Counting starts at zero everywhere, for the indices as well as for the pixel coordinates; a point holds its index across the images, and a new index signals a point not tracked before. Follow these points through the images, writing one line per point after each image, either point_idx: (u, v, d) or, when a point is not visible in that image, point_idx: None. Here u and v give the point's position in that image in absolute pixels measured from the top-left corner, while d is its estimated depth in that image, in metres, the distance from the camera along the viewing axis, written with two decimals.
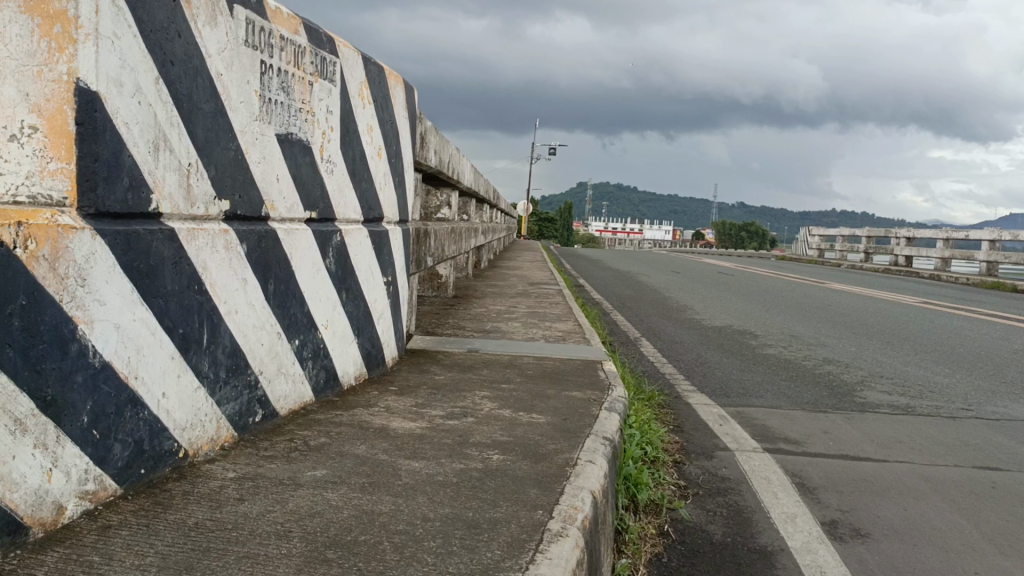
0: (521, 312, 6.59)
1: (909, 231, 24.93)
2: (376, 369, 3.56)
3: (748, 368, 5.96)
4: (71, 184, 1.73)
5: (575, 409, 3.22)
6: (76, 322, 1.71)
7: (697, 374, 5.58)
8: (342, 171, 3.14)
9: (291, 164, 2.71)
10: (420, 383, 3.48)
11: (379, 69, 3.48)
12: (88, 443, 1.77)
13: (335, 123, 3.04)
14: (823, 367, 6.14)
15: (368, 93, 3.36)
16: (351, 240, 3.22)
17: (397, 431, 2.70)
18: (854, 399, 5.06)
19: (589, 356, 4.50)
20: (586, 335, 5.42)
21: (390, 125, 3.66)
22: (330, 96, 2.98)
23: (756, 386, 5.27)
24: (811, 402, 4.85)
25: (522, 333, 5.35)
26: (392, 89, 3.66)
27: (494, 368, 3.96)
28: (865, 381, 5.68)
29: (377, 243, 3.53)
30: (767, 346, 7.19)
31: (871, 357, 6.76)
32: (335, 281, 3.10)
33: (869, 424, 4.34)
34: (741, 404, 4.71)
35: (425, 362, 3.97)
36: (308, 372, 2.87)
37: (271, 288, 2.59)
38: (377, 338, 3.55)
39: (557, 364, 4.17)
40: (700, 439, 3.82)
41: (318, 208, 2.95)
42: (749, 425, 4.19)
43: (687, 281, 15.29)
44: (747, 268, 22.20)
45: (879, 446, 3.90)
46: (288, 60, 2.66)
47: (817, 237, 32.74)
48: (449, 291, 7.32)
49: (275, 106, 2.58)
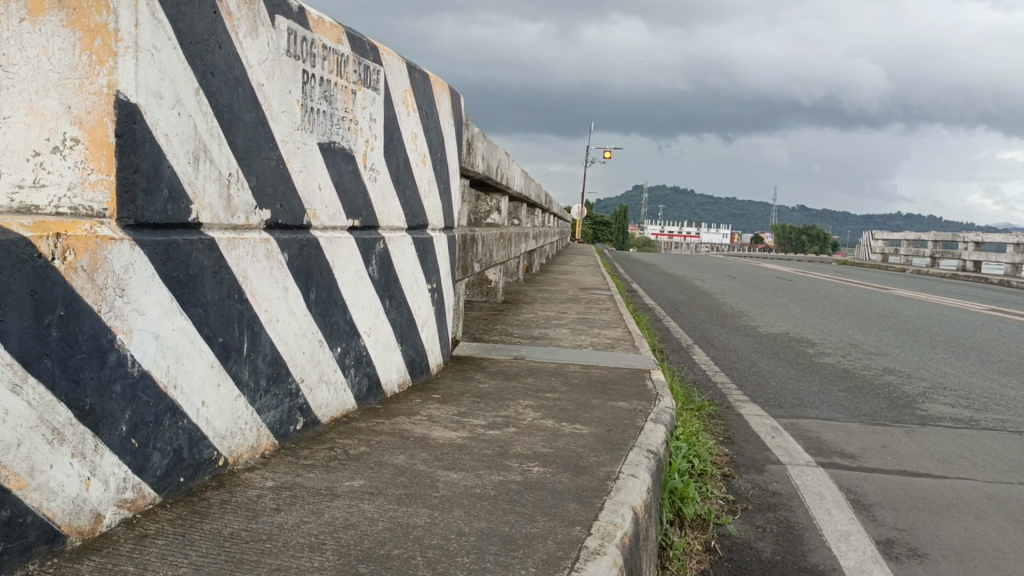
0: (571, 318, 6.54)
1: (977, 235, 24.09)
2: (421, 377, 3.55)
3: (804, 378, 5.80)
4: (110, 196, 1.75)
5: (620, 421, 3.16)
6: (115, 331, 1.73)
7: (750, 383, 5.45)
8: (386, 179, 3.15)
9: (334, 172, 2.73)
10: (464, 391, 3.46)
11: (424, 76, 3.48)
12: (127, 451, 1.79)
13: (378, 130, 3.05)
14: (882, 378, 5.94)
15: (412, 101, 3.37)
16: (395, 248, 3.22)
17: (437, 440, 2.68)
18: (915, 411, 4.87)
19: (638, 365, 4.42)
20: (636, 342, 5.35)
21: (436, 132, 3.66)
22: (374, 104, 2.99)
23: (811, 397, 5.11)
24: (869, 414, 4.69)
25: (570, 340, 5.30)
26: (437, 96, 3.66)
27: (539, 377, 3.92)
28: (926, 393, 5.47)
29: (422, 250, 3.53)
30: (825, 355, 6.99)
31: (934, 368, 6.51)
32: (378, 288, 3.10)
33: (930, 438, 4.17)
34: (795, 415, 4.58)
35: (471, 369, 3.95)
36: (350, 380, 2.88)
37: (313, 296, 2.61)
38: (421, 345, 3.54)
39: (604, 373, 4.11)
40: (750, 451, 3.72)
41: (362, 216, 2.96)
42: (802, 437, 4.06)
43: (743, 287, 15.01)
44: (806, 274, 21.71)
45: (940, 462, 3.74)
46: (331, 69, 2.67)
47: (880, 241, 31.88)
48: (499, 296, 7.30)
49: (317, 115, 2.59)
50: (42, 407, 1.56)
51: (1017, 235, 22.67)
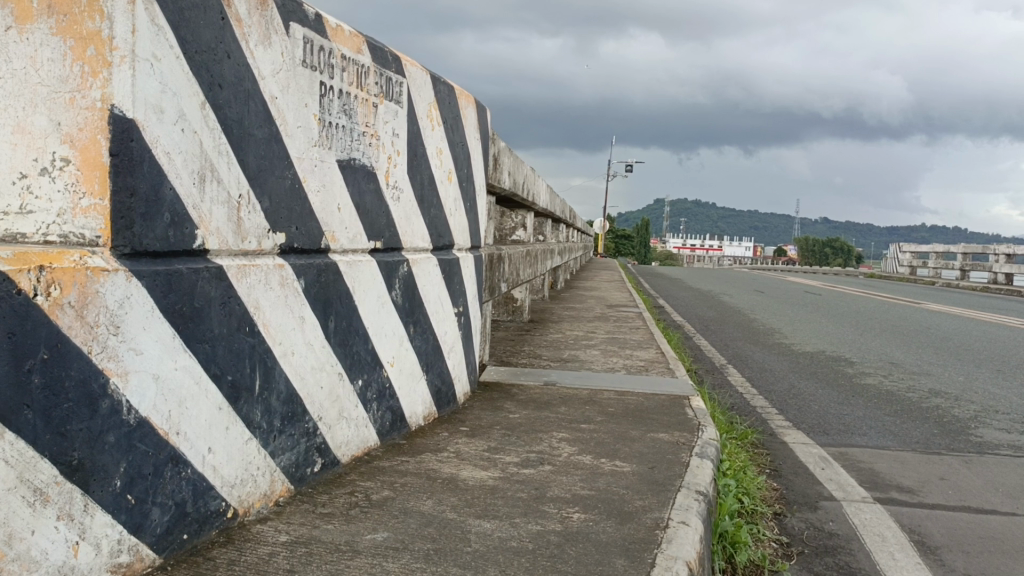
0: (600, 338, 6.30)
1: (1009, 247, 23.55)
2: (447, 407, 3.34)
3: (846, 401, 5.51)
4: (105, 222, 1.55)
5: (663, 456, 2.93)
6: (109, 375, 1.54)
7: (790, 407, 5.15)
8: (410, 198, 2.95)
9: (355, 192, 2.53)
10: (494, 423, 3.24)
11: (449, 89, 3.29)
12: (122, 509, 1.60)
13: (402, 147, 2.86)
14: (928, 400, 5.61)
15: (437, 115, 3.18)
16: (419, 271, 3.02)
17: (467, 482, 2.47)
18: (969, 437, 4.56)
19: (675, 390, 4.18)
20: (670, 364, 5.09)
21: (462, 148, 3.47)
22: (397, 118, 2.81)
23: (856, 421, 4.81)
24: (920, 441, 4.38)
25: (602, 363, 5.05)
26: (462, 109, 3.47)
27: (572, 405, 3.69)
28: (978, 417, 5.14)
29: (448, 272, 3.33)
30: (865, 375, 6.66)
31: (981, 389, 6.16)
32: (402, 314, 2.90)
33: (990, 468, 3.87)
34: (842, 442, 4.30)
35: (500, 397, 3.73)
36: (372, 414, 2.68)
37: (332, 325, 2.41)
38: (447, 373, 3.33)
39: (640, 401, 3.86)
40: (800, 485, 3.45)
41: (385, 237, 2.76)
42: (853, 469, 3.77)
43: (772, 302, 14.66)
44: (834, 288, 21.27)
45: (1006, 496, 3.45)
46: (351, 80, 2.48)
47: (908, 254, 31.29)
48: (525, 315, 7.08)
49: (336, 130, 2.40)
50: (21, 466, 1.38)
51: None
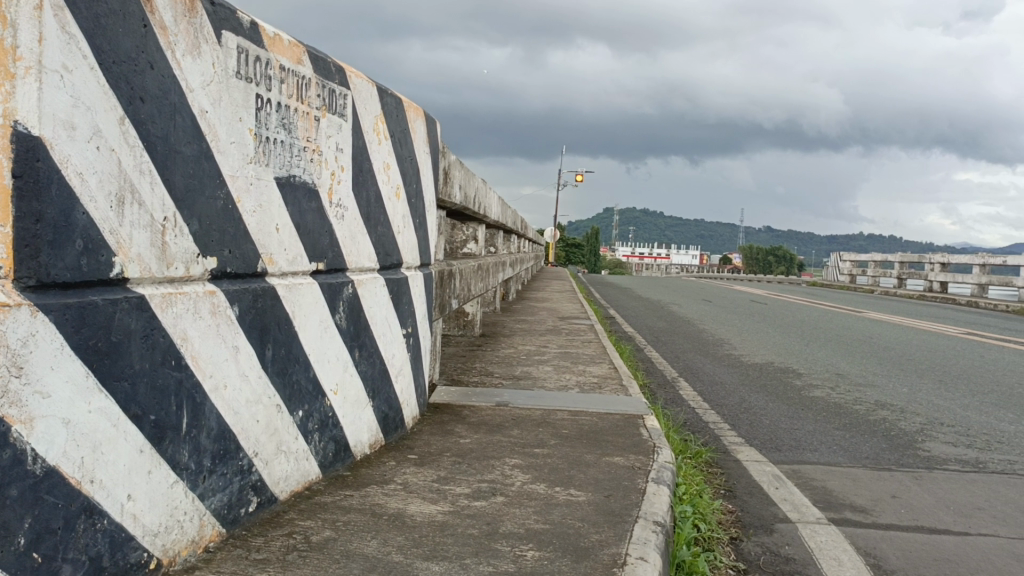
0: (552, 353, 6.20)
1: (945, 256, 24.19)
2: (395, 434, 3.20)
3: (796, 414, 5.49)
4: (6, 251, 1.39)
5: (619, 483, 2.82)
6: (11, 422, 1.39)
7: (742, 422, 5.10)
8: (355, 215, 2.81)
9: (295, 211, 2.38)
10: (444, 449, 3.11)
11: (397, 101, 3.15)
12: (26, 570, 1.45)
13: (346, 162, 2.72)
14: (876, 413, 5.61)
15: (384, 128, 3.04)
16: (365, 292, 2.88)
17: (415, 518, 2.33)
18: (918, 451, 4.55)
19: (630, 409, 4.08)
20: (623, 381, 5.01)
21: (410, 162, 3.33)
22: (341, 132, 2.66)
23: (808, 436, 4.78)
24: (871, 456, 4.36)
25: (554, 380, 4.94)
26: (411, 122, 3.33)
27: (525, 428, 3.57)
28: (925, 429, 5.14)
29: (396, 293, 3.19)
30: (813, 387, 6.67)
31: (927, 400, 6.20)
32: (346, 339, 2.76)
33: (941, 485, 3.84)
34: (795, 459, 4.25)
35: (450, 421, 3.60)
36: (313, 446, 2.53)
37: (269, 354, 2.26)
38: (395, 398, 3.19)
39: (594, 421, 3.76)
40: (755, 507, 3.38)
41: (328, 258, 2.61)
42: (807, 488, 3.71)
43: (720, 311, 14.75)
44: (779, 297, 21.55)
45: (958, 514, 3.41)
46: (290, 92, 2.34)
47: (850, 263, 31.96)
48: (476, 330, 6.95)
49: (274, 145, 2.25)
50: None
51: (985, 254, 22.69)
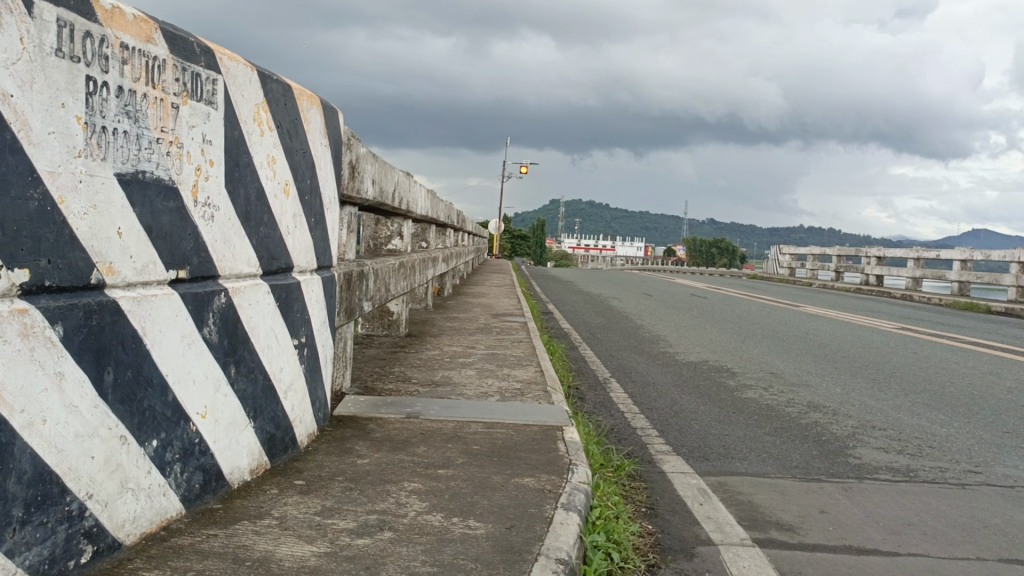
0: (479, 355, 5.94)
1: (880, 251, 24.63)
2: (284, 455, 2.90)
3: (728, 418, 5.32)
4: None
5: (524, 511, 2.58)
6: None
7: (671, 428, 4.91)
8: (229, 216, 2.50)
9: (145, 212, 2.08)
10: (337, 473, 2.83)
11: (284, 88, 2.85)
12: None
13: (216, 156, 2.41)
14: (807, 416, 5.48)
15: (267, 117, 2.73)
16: (243, 301, 2.57)
17: (283, 563, 2.05)
18: (848, 458, 4.41)
19: (549, 420, 3.85)
20: (548, 386, 4.78)
21: (302, 156, 3.03)
22: (209, 122, 2.36)
23: (737, 443, 4.61)
24: (801, 465, 4.19)
25: (474, 386, 4.68)
26: (302, 111, 3.03)
27: (433, 444, 3.30)
28: (856, 433, 5.03)
29: (284, 300, 2.88)
30: (747, 388, 6.54)
31: (858, 401, 6.11)
32: (219, 354, 2.45)
33: (870, 496, 3.70)
34: (723, 469, 4.06)
35: (352, 437, 3.31)
36: (174, 480, 2.24)
37: (110, 378, 1.96)
38: (284, 417, 2.89)
39: (508, 435, 3.50)
40: (676, 528, 3.16)
41: (193, 265, 2.30)
42: (733, 504, 3.51)
43: (659, 306, 14.65)
44: (719, 290, 21.63)
45: (887, 530, 3.26)
46: (138, 75, 2.02)
47: (789, 256, 32.41)
48: (402, 330, 6.64)
49: (113, 136, 1.94)
50: None
51: (918, 248, 23.13)
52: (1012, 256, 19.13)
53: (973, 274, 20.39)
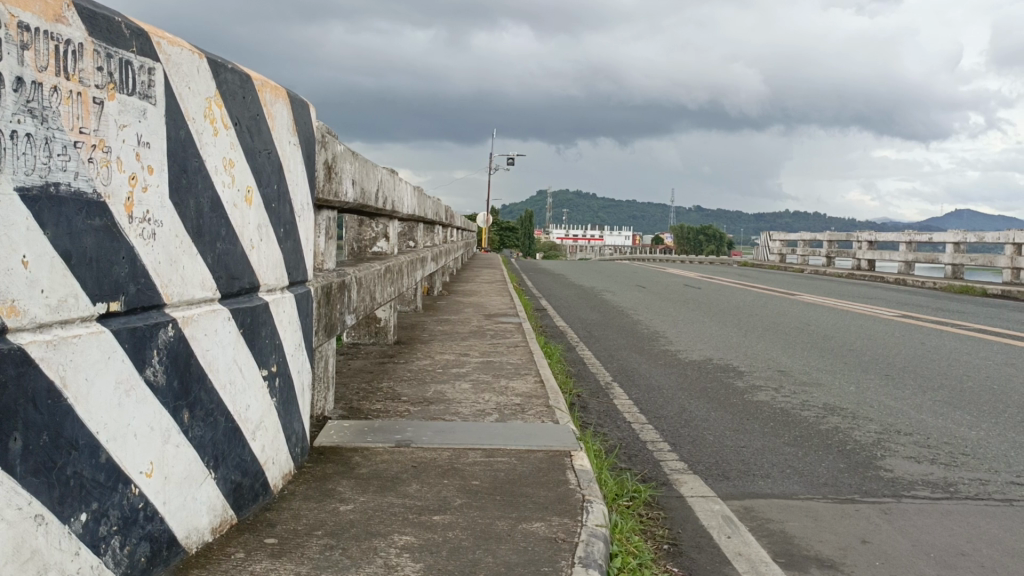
0: (474, 363, 5.54)
1: (872, 235, 24.35)
2: (254, 505, 2.51)
3: (742, 426, 4.94)
4: None
5: (537, 571, 2.19)
6: None
7: (684, 441, 4.53)
8: (176, 231, 2.09)
9: (62, 233, 1.67)
10: (316, 526, 2.43)
11: (241, 79, 2.43)
12: None
13: (157, 162, 2.00)
14: (825, 421, 5.11)
15: (222, 113, 2.32)
16: (197, 332, 2.17)
17: None
18: (879, 472, 4.03)
19: (554, 444, 3.46)
20: (550, 400, 4.39)
21: (266, 157, 2.62)
22: (145, 120, 1.95)
23: (757, 457, 4.22)
24: (830, 483, 3.82)
25: (469, 403, 4.27)
26: (266, 104, 2.62)
27: (428, 480, 2.91)
28: (881, 441, 4.65)
29: (249, 326, 2.48)
30: (758, 390, 6.15)
31: (877, 402, 5.74)
32: (168, 397, 2.06)
33: (913, 520, 3.33)
34: (747, 489, 3.68)
35: (335, 475, 2.92)
36: (110, 557, 1.85)
37: (18, 445, 1.57)
38: (252, 462, 2.49)
39: (511, 466, 3.11)
40: (704, 568, 2.79)
41: (131, 294, 1.90)
42: (763, 534, 3.14)
43: (654, 299, 14.28)
44: (712, 279, 21.23)
45: (942, 563, 2.89)
46: (46, 63, 1.62)
47: (779, 242, 32.13)
48: (390, 337, 6.24)
49: (11, 140, 1.53)
50: None
51: (910, 231, 22.85)
52: (1006, 238, 18.87)
53: (967, 257, 20.10)
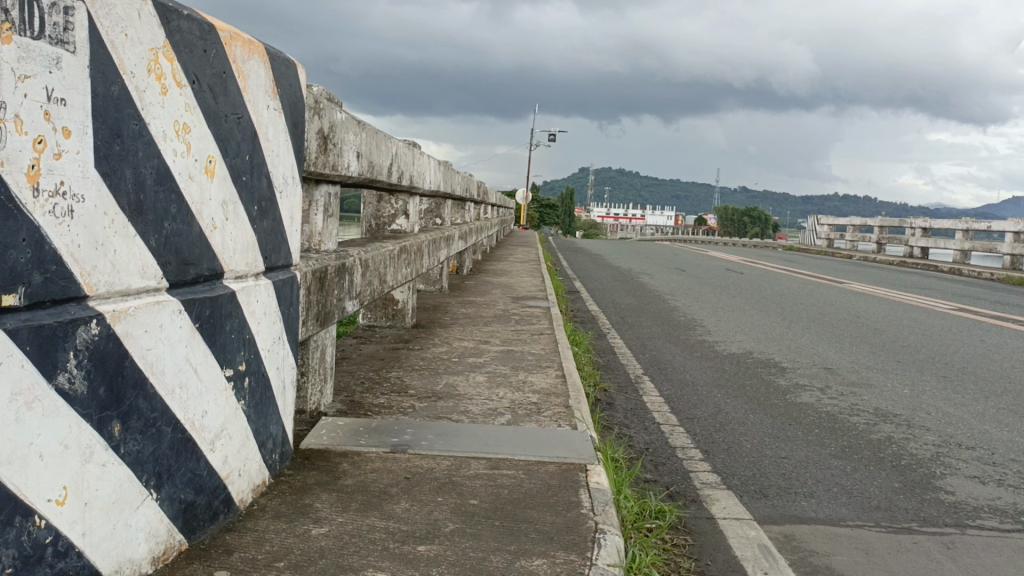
0: (494, 352, 5.17)
1: (926, 222, 23.41)
2: (212, 527, 2.17)
3: (783, 432, 4.50)
4: None
5: None
6: None
7: (718, 449, 4.11)
8: (105, 207, 1.74)
9: None
10: (279, 556, 2.08)
11: (201, 28, 2.08)
12: None
13: (77, 123, 1.65)
14: (876, 429, 4.65)
15: (173, 67, 1.96)
16: (134, 328, 1.82)
17: None
18: (940, 494, 3.58)
19: (569, 454, 3.07)
20: (572, 399, 3.99)
21: (233, 122, 2.25)
22: (59, 72, 1.59)
23: (799, 472, 3.79)
24: (883, 506, 3.37)
25: (482, 399, 3.90)
26: (236, 60, 2.25)
27: (419, 497, 2.55)
28: (940, 455, 4.19)
29: (209, 319, 2.13)
30: (801, 390, 5.68)
31: (933, 408, 5.25)
32: (92, 408, 1.71)
33: (980, 559, 2.89)
34: (788, 511, 3.26)
35: (315, 487, 2.57)
36: None
37: None
38: (210, 477, 2.15)
39: (516, 483, 2.72)
40: None
41: (35, 285, 1.55)
42: (804, 569, 2.73)
43: (694, 284, 13.75)
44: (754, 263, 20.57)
45: None
46: None
47: (826, 226, 31.13)
48: (408, 320, 5.88)
49: None
50: None
51: (966, 219, 21.89)
52: None
53: None
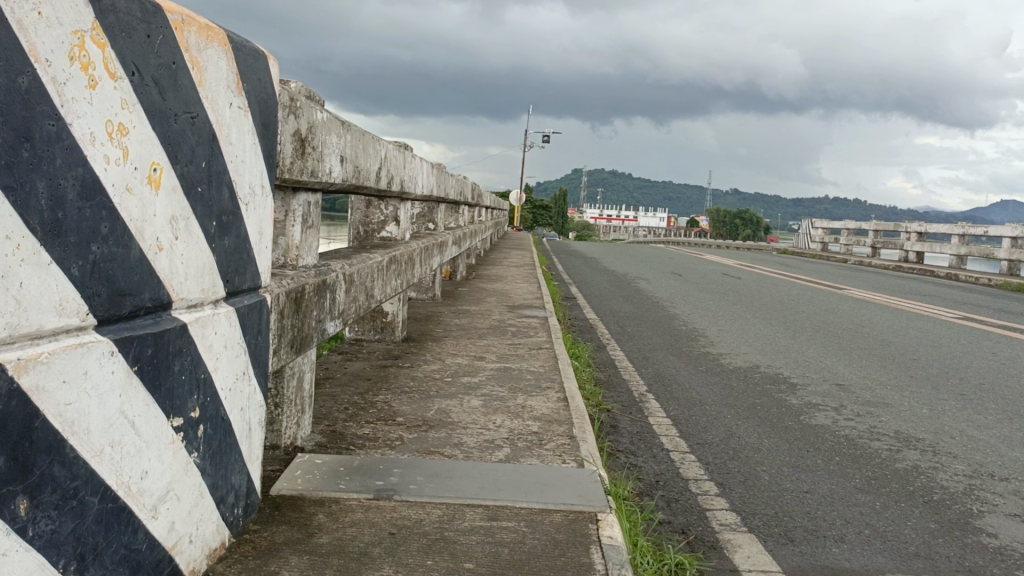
0: (490, 371, 4.80)
1: (923, 226, 23.14)
2: None
3: (802, 460, 4.15)
4: None
5: None
6: None
7: (734, 482, 3.76)
8: (7, 228, 1.38)
9: None
10: None
11: (143, 7, 1.71)
12: None
13: None
14: (900, 456, 4.31)
15: (104, 53, 1.60)
16: (49, 379, 1.46)
17: None
18: (983, 538, 3.23)
19: (577, 500, 2.71)
20: (576, 429, 3.64)
21: (185, 122, 1.89)
22: None
23: (825, 510, 3.44)
24: (923, 554, 3.02)
25: (477, 429, 3.54)
26: (189, 49, 1.89)
27: (405, 560, 2.19)
28: (973, 488, 3.85)
29: (151, 360, 1.76)
30: (815, 409, 5.34)
31: (957, 432, 4.91)
32: None
33: None
34: (819, 562, 2.91)
35: (284, 549, 2.20)
36: None
37: None
38: (151, 550, 1.78)
39: (517, 540, 2.36)
40: None
41: None
42: None
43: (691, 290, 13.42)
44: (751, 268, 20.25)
45: None
46: None
47: (820, 230, 30.87)
48: (398, 334, 5.52)
49: None
50: None
51: (963, 222, 21.60)
52: None
53: None
